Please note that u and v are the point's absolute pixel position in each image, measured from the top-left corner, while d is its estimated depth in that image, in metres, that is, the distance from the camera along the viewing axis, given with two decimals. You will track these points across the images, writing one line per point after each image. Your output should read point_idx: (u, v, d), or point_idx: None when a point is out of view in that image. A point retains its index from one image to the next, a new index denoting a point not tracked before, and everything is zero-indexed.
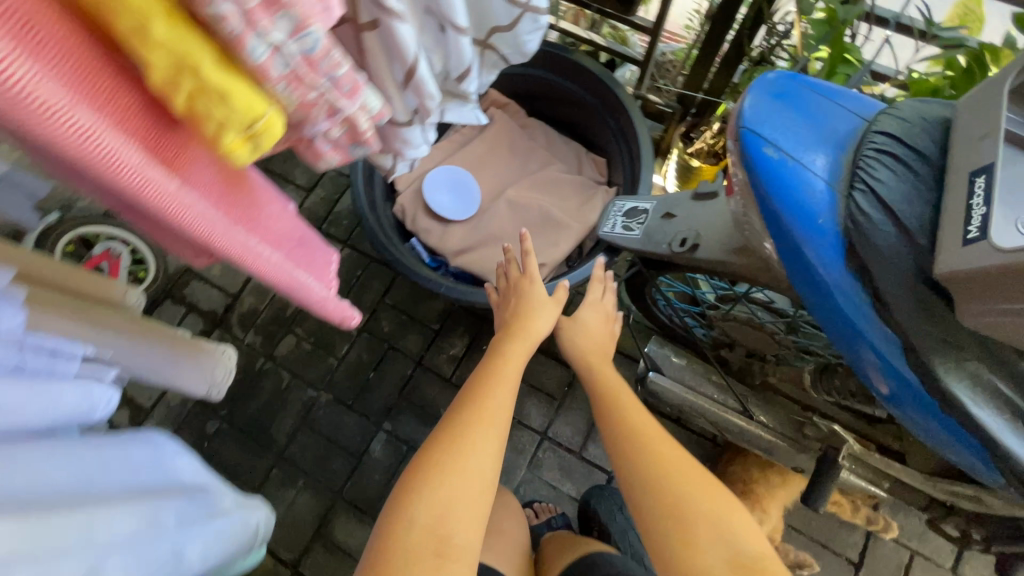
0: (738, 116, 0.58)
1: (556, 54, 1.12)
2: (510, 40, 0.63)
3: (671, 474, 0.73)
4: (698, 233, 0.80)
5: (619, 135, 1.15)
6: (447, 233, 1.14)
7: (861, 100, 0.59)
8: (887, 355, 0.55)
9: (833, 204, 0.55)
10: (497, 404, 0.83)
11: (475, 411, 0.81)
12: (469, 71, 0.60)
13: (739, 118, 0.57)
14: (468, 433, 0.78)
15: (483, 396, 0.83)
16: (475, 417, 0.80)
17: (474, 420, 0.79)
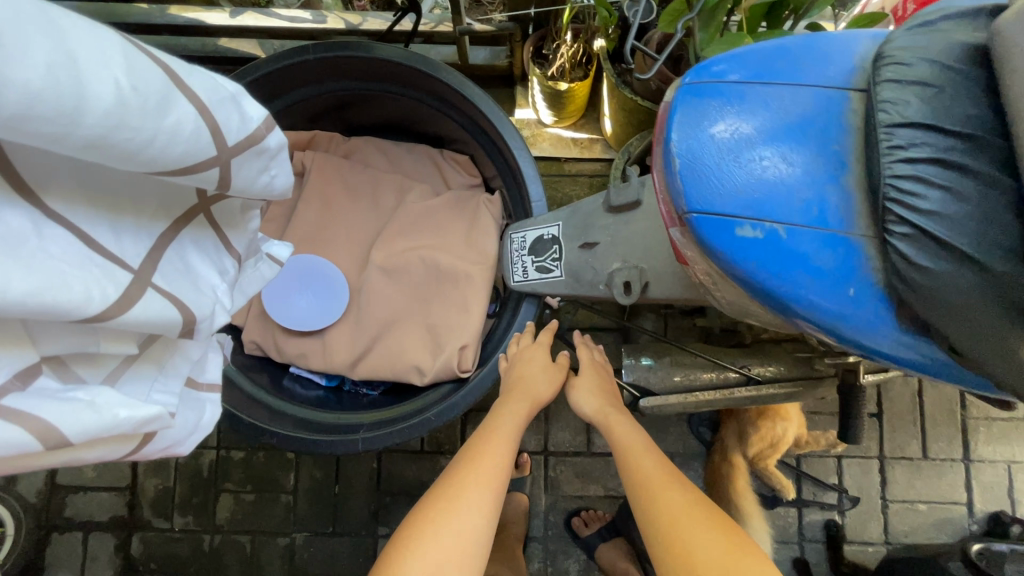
0: (670, 176, 0.36)
1: (336, 57, 0.78)
2: (248, 197, 0.34)
3: (668, 518, 0.58)
4: (641, 267, 0.57)
5: (469, 124, 0.85)
6: (329, 346, 0.87)
7: (831, 59, 0.36)
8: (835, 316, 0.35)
9: (860, 258, 0.34)
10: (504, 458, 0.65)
11: (470, 460, 0.63)
12: (199, 313, 0.31)
13: (676, 182, 0.35)
14: (463, 485, 0.61)
15: (479, 445, 0.65)
16: (473, 471, 0.62)
17: (471, 474, 0.62)
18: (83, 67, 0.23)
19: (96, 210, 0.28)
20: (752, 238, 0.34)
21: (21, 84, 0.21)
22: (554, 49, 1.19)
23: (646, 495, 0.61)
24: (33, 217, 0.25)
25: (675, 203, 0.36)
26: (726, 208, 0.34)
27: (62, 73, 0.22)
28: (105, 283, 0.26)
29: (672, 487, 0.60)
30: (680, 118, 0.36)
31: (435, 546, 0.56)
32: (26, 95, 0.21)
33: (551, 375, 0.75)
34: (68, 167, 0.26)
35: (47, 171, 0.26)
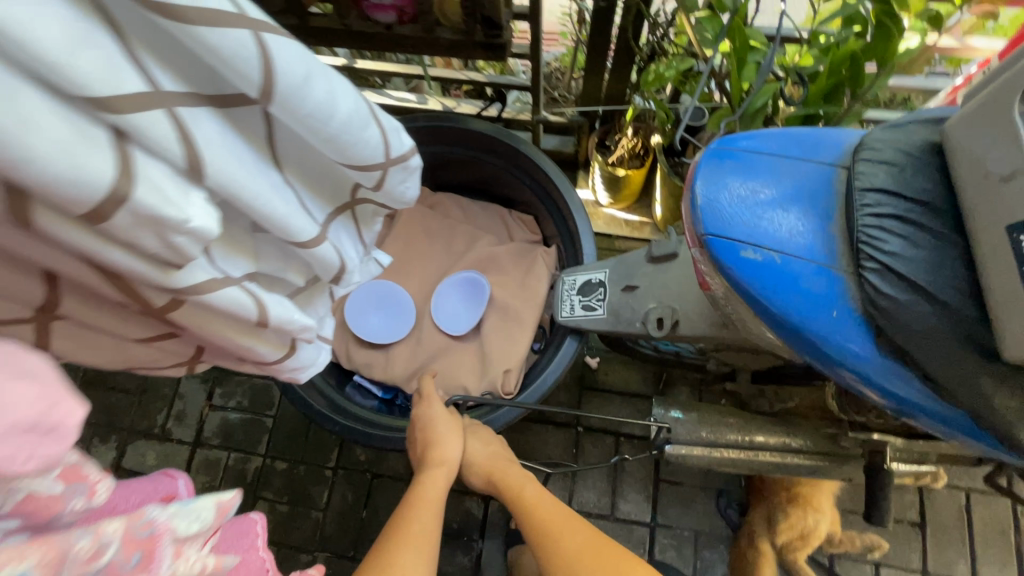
0: (693, 217, 0.47)
1: (439, 126, 0.97)
2: (381, 198, 0.49)
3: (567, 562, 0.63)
4: (673, 307, 0.67)
5: (537, 188, 1.01)
6: (390, 359, 0.99)
7: (823, 143, 0.48)
8: (819, 331, 0.44)
9: (842, 288, 0.44)
10: (423, 524, 0.65)
11: (399, 531, 0.64)
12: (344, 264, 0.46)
13: (697, 220, 0.46)
14: (396, 553, 0.61)
15: (408, 512, 0.67)
16: (403, 536, 0.63)
17: (401, 541, 0.62)
18: (342, 94, 0.37)
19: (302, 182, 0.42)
20: (755, 260, 0.45)
21: (317, 97, 0.35)
22: (616, 141, 1.38)
23: (549, 544, 0.66)
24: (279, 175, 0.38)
25: (696, 234, 0.47)
26: (736, 238, 0.45)
27: (334, 93, 0.36)
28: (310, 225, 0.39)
29: (575, 532, 0.66)
30: (701, 175, 0.47)
31: None
32: (317, 105, 0.35)
33: (457, 440, 0.81)
34: (301, 153, 0.40)
35: (292, 151, 0.39)
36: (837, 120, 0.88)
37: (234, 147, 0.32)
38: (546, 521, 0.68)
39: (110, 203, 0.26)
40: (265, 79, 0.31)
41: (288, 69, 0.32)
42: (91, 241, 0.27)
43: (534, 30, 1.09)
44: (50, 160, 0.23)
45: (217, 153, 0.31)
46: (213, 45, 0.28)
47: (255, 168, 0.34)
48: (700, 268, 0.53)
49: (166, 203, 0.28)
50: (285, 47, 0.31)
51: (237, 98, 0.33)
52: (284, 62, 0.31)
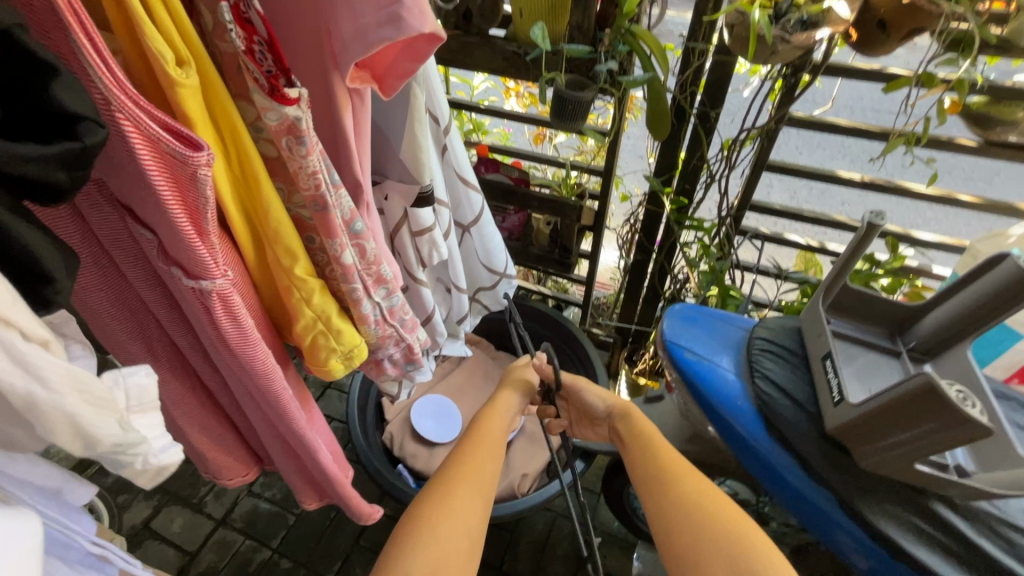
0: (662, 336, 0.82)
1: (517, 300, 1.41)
2: (491, 294, 0.88)
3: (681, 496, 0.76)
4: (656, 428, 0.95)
5: (575, 358, 1.37)
6: (433, 455, 1.23)
7: (741, 317, 0.85)
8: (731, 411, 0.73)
9: (745, 389, 0.75)
10: (480, 470, 0.84)
11: (459, 473, 0.83)
12: (466, 315, 0.82)
13: (663, 336, 0.81)
14: (456, 488, 0.81)
15: (467, 461, 0.85)
16: (461, 477, 0.82)
17: (461, 478, 0.82)
18: (496, 233, 0.81)
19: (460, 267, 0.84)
20: (694, 361, 0.78)
21: (487, 232, 0.79)
22: (641, 357, 1.79)
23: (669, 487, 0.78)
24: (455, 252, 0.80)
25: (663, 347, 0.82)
26: (685, 349, 0.79)
27: (494, 231, 0.80)
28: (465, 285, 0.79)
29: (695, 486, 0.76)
30: (670, 315, 0.84)
31: (443, 528, 0.76)
32: (485, 235, 0.79)
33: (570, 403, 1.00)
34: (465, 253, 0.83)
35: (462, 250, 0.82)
36: None
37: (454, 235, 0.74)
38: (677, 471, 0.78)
39: (427, 228, 0.64)
40: (475, 215, 0.75)
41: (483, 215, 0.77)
42: (408, 240, 0.65)
43: (592, 264, 1.64)
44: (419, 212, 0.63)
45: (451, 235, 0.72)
46: (467, 199, 0.73)
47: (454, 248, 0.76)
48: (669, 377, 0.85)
49: (439, 239, 0.67)
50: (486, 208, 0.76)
51: (460, 220, 0.76)
52: (484, 213, 0.76)
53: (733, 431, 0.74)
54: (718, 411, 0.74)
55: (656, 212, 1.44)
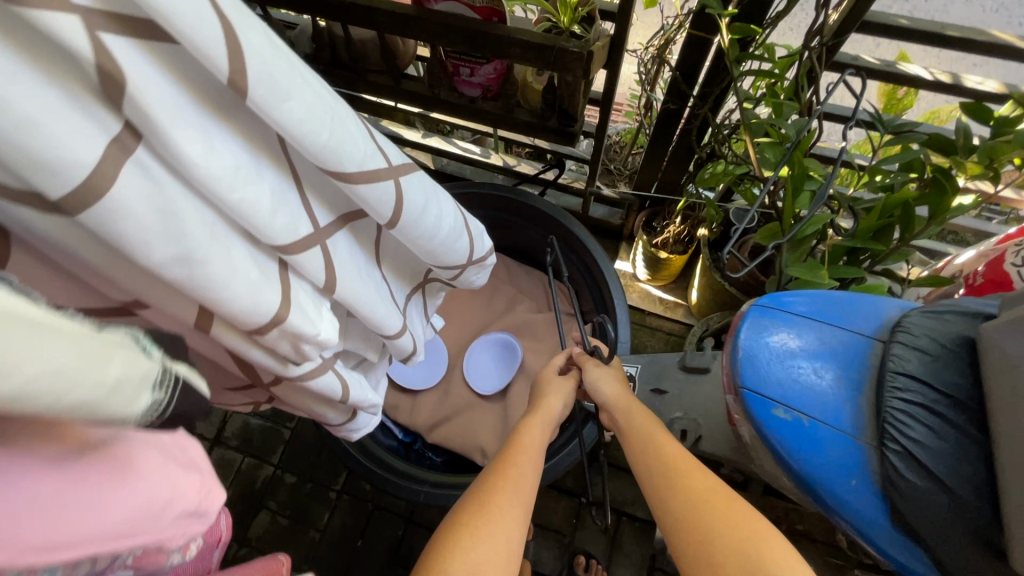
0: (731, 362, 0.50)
1: (503, 197, 1.03)
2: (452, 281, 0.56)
3: (683, 480, 0.57)
4: (698, 422, 0.71)
5: (584, 269, 1.07)
6: (417, 405, 1.03)
7: (858, 312, 0.52)
8: (841, 497, 0.45)
9: (865, 460, 0.46)
10: (523, 472, 0.62)
11: (500, 474, 0.61)
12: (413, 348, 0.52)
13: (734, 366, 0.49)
14: (490, 495, 0.58)
15: (505, 460, 0.63)
16: (500, 481, 0.60)
17: (499, 485, 0.59)
18: (442, 214, 0.44)
19: (389, 263, 0.48)
20: (784, 419, 0.47)
21: (424, 228, 0.42)
22: (664, 225, 1.45)
23: (674, 476, 0.58)
24: (374, 257, 0.45)
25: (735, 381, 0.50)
26: (771, 393, 0.48)
27: (436, 216, 0.43)
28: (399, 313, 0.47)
29: (699, 473, 0.58)
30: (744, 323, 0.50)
31: (469, 556, 0.52)
32: (421, 234, 0.42)
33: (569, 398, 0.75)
34: (391, 246, 0.46)
35: (386, 244, 0.45)
36: (883, 257, 0.93)
37: (355, 253, 0.39)
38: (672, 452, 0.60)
39: (269, 324, 0.31)
40: (393, 216, 0.38)
41: (408, 208, 0.38)
42: (239, 342, 0.33)
43: (602, 117, 1.19)
44: (239, 298, 0.29)
45: (341, 271, 0.36)
46: (364, 199, 0.35)
47: (365, 272, 0.41)
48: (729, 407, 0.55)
49: (307, 321, 0.33)
50: (410, 187, 0.38)
51: (360, 216, 0.39)
52: (411, 201, 0.39)
53: (834, 519, 0.47)
54: (813, 493, 0.47)
55: (705, 38, 0.94)
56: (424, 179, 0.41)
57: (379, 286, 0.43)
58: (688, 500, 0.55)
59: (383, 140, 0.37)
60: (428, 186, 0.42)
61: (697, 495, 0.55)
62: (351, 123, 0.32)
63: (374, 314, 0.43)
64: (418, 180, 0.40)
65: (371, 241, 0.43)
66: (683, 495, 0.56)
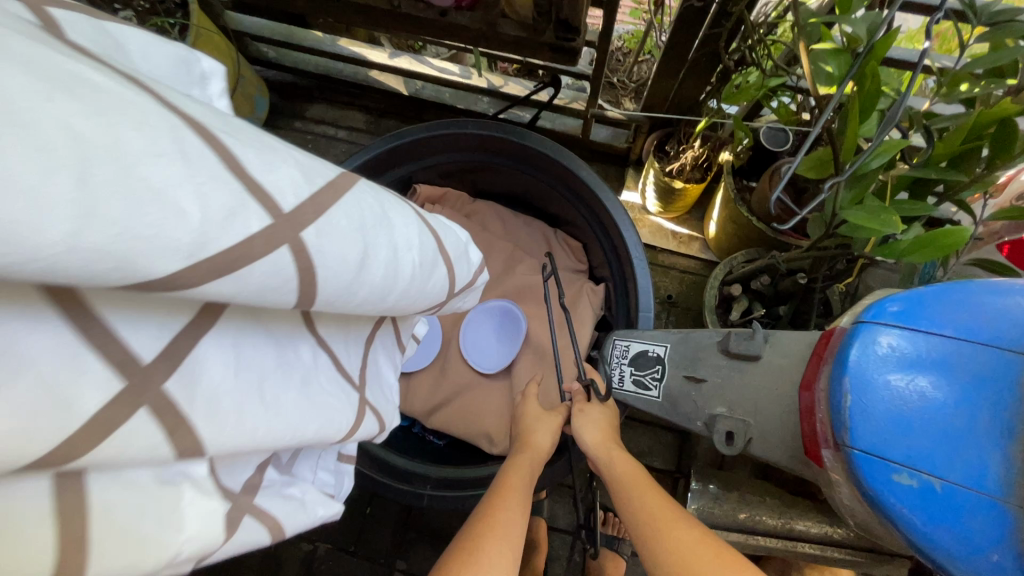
0: (835, 409, 0.37)
1: (494, 136, 0.87)
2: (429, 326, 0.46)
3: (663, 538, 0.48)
4: (747, 422, 0.59)
5: (591, 218, 0.91)
6: (412, 388, 0.92)
7: (1015, 314, 0.34)
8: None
9: (1015, 534, 0.31)
10: (511, 517, 0.53)
11: (486, 517, 0.52)
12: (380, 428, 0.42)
13: (840, 416, 0.36)
14: (479, 544, 0.48)
15: (492, 505, 0.54)
16: (490, 524, 0.51)
17: (488, 530, 0.50)
18: (403, 253, 0.32)
19: (339, 329, 0.38)
20: (908, 486, 0.34)
21: (373, 283, 0.30)
22: (679, 149, 1.23)
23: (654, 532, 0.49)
24: (310, 342, 0.35)
25: (837, 432, 0.37)
26: (888, 451, 0.35)
27: (394, 257, 0.31)
28: (351, 403, 0.37)
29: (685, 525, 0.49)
30: (853, 356, 0.37)
31: None
32: (370, 291, 0.30)
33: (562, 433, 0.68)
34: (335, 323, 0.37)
35: (326, 328, 0.36)
36: (962, 187, 0.75)
37: (248, 370, 0.29)
38: (655, 504, 0.51)
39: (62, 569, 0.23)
40: (304, 287, 0.26)
41: (331, 268, 0.26)
42: None
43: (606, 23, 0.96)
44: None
45: (215, 409, 0.26)
46: (245, 279, 0.24)
47: (278, 382, 0.31)
48: (813, 441, 0.42)
49: (133, 527, 0.25)
50: (327, 239, 0.26)
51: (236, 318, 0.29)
52: (336, 257, 0.27)
53: None
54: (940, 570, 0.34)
55: None
56: (364, 215, 0.29)
57: (309, 390, 0.33)
58: (676, 561, 0.46)
59: (261, 159, 0.25)
60: (372, 223, 0.30)
61: (689, 554, 0.45)
62: (141, 152, 0.20)
63: (300, 433, 0.32)
64: (351, 222, 0.28)
65: (301, 328, 0.34)
66: (671, 558, 0.46)
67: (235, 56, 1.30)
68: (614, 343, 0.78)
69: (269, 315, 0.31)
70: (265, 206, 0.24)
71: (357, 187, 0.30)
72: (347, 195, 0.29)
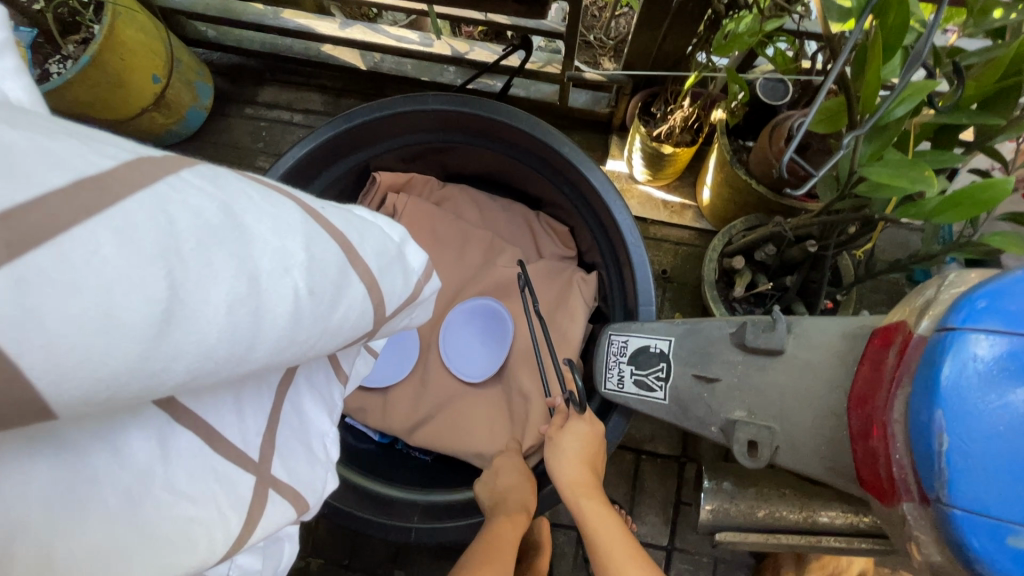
0: (923, 449, 0.28)
1: (456, 109, 0.76)
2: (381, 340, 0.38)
3: None
4: (772, 428, 0.50)
5: (575, 195, 0.81)
6: (388, 401, 0.83)
7: None
8: None
9: None
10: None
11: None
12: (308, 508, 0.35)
13: (937, 462, 0.28)
14: None
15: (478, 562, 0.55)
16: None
17: None
18: (262, 281, 0.24)
19: (223, 388, 0.29)
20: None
21: (204, 332, 0.22)
22: (666, 111, 1.12)
23: None
24: (160, 428, 0.27)
25: (926, 482, 0.28)
26: (1006, 509, 0.26)
27: (241, 292, 0.23)
28: (228, 520, 0.28)
29: None
30: (949, 380, 0.27)
31: None
32: (203, 344, 0.22)
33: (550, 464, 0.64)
34: (215, 392, 0.29)
35: (198, 402, 0.28)
36: (995, 132, 0.66)
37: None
38: None
39: None
40: (3, 394, 0.18)
41: (76, 333, 0.19)
42: None
43: None
44: None
45: None
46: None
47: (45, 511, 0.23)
48: (868, 467, 0.34)
49: None
50: (44, 289, 0.18)
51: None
52: (69, 316, 0.19)
53: None
54: None
55: None
56: (172, 238, 0.21)
57: (133, 515, 0.25)
58: None
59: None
60: (190, 248, 0.21)
61: None
62: None
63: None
64: (130, 253, 0.20)
65: (147, 412, 0.26)
66: None
67: (166, 37, 1.15)
68: (609, 336, 0.68)
69: (68, 426, 0.24)
70: None
71: (168, 192, 0.22)
72: (133, 213, 0.20)
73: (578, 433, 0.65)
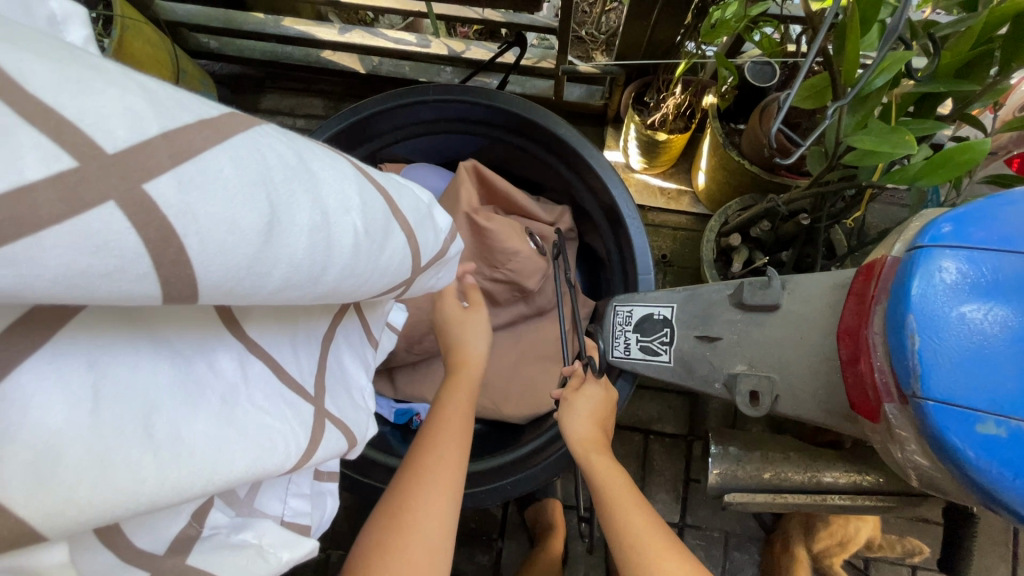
0: (900, 351, 0.32)
1: (461, 100, 0.79)
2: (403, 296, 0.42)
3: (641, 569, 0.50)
4: (771, 378, 0.53)
5: (576, 178, 0.84)
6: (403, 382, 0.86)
7: None
8: None
9: None
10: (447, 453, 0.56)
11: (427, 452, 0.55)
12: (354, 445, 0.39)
13: (913, 361, 0.31)
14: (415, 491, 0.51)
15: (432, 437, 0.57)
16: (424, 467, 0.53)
17: (419, 472, 0.53)
18: (333, 216, 0.27)
19: (280, 331, 0.34)
20: (993, 437, 0.30)
21: (292, 253, 0.25)
22: (659, 99, 1.15)
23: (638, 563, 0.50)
24: (237, 353, 0.31)
25: (903, 381, 0.32)
26: (970, 398, 0.30)
27: (318, 223, 0.26)
28: (301, 433, 0.32)
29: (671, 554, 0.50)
30: (921, 290, 0.32)
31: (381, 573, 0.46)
32: (290, 264, 0.26)
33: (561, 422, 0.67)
34: (275, 332, 0.33)
35: (263, 335, 0.32)
36: (970, 100, 0.70)
37: (116, 418, 0.23)
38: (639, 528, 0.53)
39: None
40: (163, 269, 0.21)
41: (212, 233, 0.22)
42: None
43: None
44: None
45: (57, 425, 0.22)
46: (41, 257, 0.18)
47: (171, 405, 0.26)
48: (851, 386, 0.38)
49: None
50: (198, 194, 0.22)
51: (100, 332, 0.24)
52: (211, 212, 0.22)
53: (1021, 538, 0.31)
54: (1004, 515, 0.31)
55: None
56: (267, 171, 0.24)
57: (229, 415, 0.28)
58: None
59: (61, 83, 0.20)
60: (280, 179, 0.25)
61: None
62: None
63: (221, 476, 0.27)
64: (243, 177, 0.23)
65: (227, 338, 0.30)
66: None
67: (172, 48, 1.19)
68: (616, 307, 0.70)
69: (171, 328, 0.27)
70: (55, 138, 0.19)
71: (259, 135, 0.26)
72: (241, 144, 0.24)
73: (589, 396, 0.68)
